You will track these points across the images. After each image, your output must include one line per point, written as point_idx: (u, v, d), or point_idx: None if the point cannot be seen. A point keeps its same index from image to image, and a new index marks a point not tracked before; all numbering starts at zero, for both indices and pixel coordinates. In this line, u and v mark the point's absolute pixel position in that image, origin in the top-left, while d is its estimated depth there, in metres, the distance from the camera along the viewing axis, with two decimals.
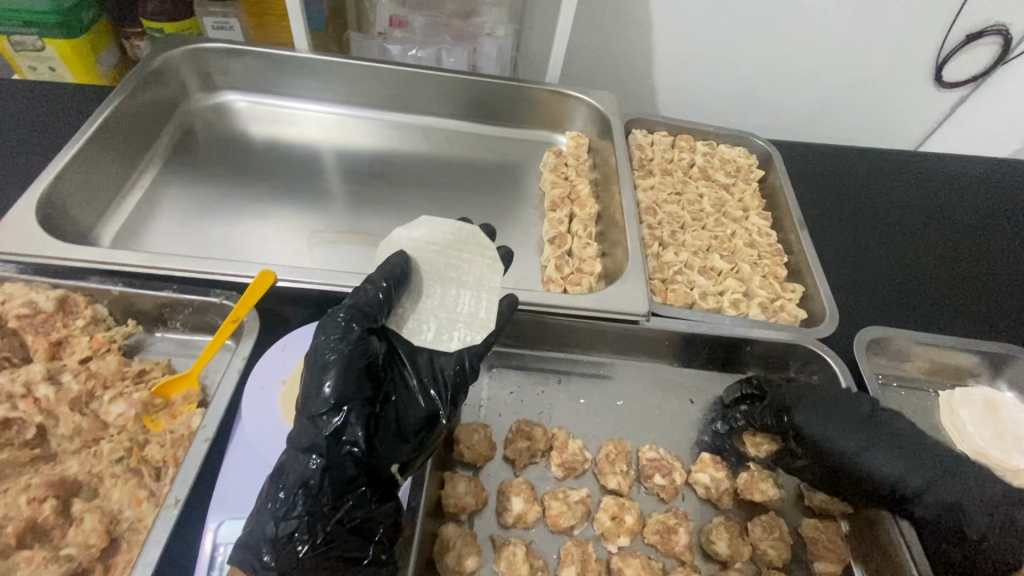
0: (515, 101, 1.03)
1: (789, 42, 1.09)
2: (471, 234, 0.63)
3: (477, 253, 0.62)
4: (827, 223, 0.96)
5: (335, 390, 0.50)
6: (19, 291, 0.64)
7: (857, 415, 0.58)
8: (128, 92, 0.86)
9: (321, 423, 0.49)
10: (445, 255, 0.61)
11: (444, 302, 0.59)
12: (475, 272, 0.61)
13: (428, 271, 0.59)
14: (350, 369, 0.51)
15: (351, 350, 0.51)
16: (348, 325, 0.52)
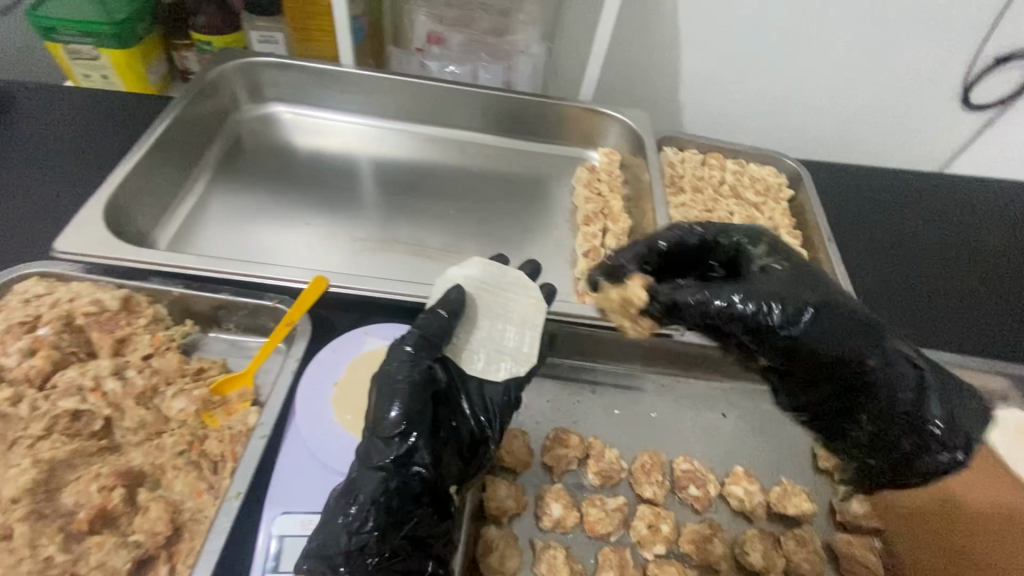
0: (549, 119, 1.06)
1: (818, 64, 1.11)
2: (518, 277, 0.69)
3: (522, 291, 0.68)
4: (856, 244, 0.98)
5: (403, 414, 0.54)
6: (87, 290, 0.67)
7: (804, 281, 0.55)
8: (187, 103, 0.91)
9: (389, 443, 0.53)
10: (493, 294, 0.67)
11: (493, 336, 0.65)
12: (520, 310, 0.67)
13: (479, 308, 0.65)
14: (418, 396, 0.55)
15: (415, 375, 0.56)
16: (412, 352, 0.57)
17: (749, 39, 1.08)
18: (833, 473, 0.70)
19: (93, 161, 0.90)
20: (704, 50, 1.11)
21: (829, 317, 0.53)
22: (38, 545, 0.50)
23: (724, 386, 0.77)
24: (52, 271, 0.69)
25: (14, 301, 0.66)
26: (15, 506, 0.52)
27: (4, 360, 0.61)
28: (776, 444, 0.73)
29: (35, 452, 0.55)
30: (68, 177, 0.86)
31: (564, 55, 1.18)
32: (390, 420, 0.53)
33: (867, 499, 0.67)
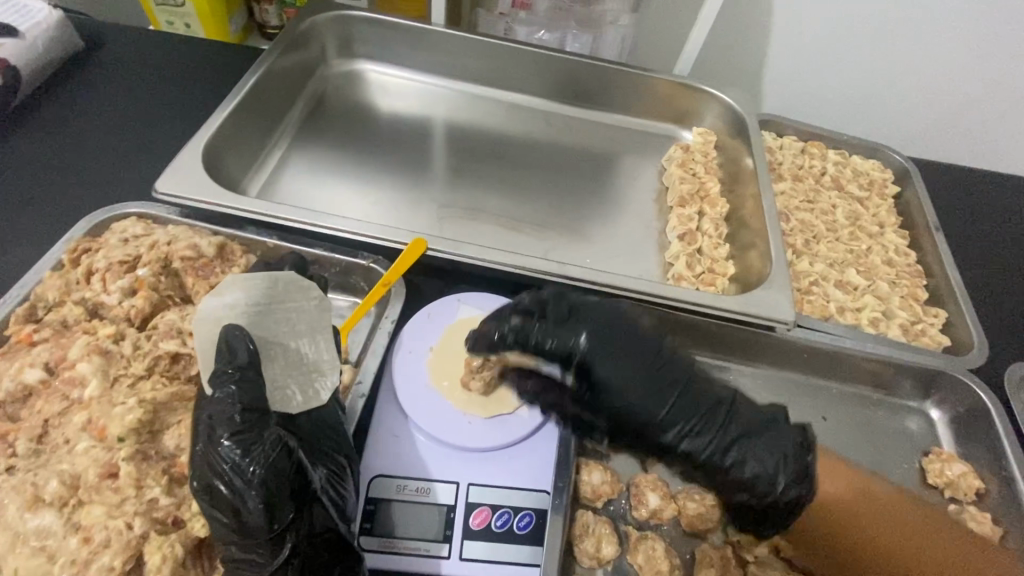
0: (640, 93, 1.02)
1: (938, 51, 1.01)
2: (290, 280, 0.56)
3: (300, 297, 0.55)
4: (967, 249, 0.91)
5: (262, 510, 0.44)
6: (184, 234, 0.66)
7: (619, 363, 0.57)
8: (280, 53, 0.90)
9: (269, 540, 0.45)
10: (272, 310, 0.54)
11: (290, 360, 0.53)
12: (307, 316, 0.55)
13: (264, 335, 0.52)
14: (275, 484, 0.45)
15: (273, 457, 0.45)
16: (238, 447, 0.45)
17: (864, 19, 1.00)
18: (942, 490, 0.66)
19: (183, 107, 0.89)
20: (809, 29, 1.03)
21: (625, 390, 0.57)
22: (145, 485, 0.48)
23: (821, 385, 0.74)
24: (149, 213, 0.69)
25: (114, 239, 0.65)
26: (121, 444, 0.50)
27: (105, 297, 0.60)
28: (877, 453, 0.69)
29: (138, 390, 0.54)
30: (160, 122, 0.86)
31: (655, 27, 1.12)
32: (252, 521, 0.44)
33: (986, 520, 0.62)
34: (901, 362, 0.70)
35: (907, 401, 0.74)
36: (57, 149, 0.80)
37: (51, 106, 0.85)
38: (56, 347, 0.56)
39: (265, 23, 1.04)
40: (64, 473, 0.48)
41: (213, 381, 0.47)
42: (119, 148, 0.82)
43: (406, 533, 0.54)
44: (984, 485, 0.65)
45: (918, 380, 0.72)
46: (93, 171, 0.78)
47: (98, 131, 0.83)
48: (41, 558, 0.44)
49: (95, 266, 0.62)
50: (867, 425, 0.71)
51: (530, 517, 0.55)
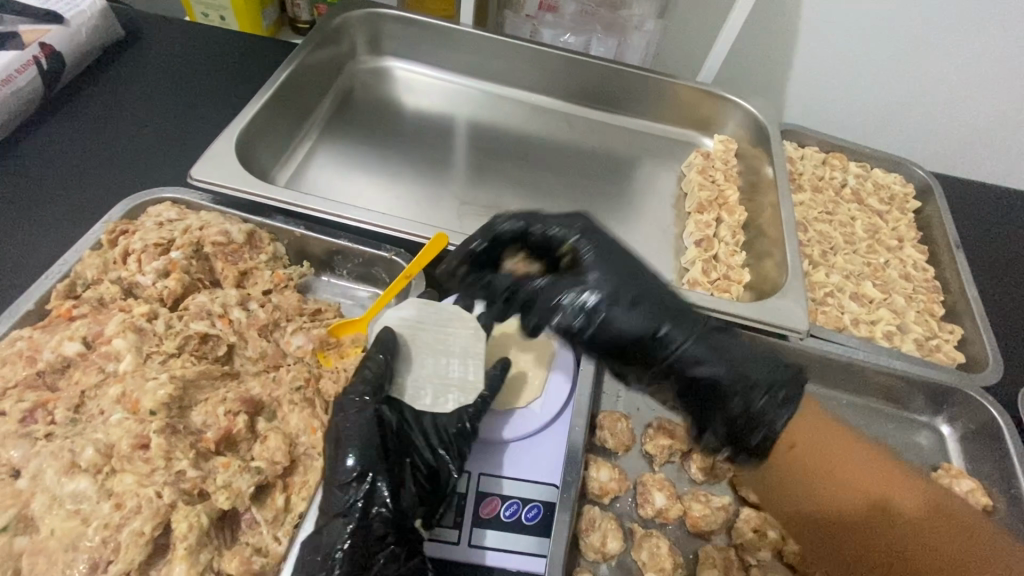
0: (662, 98, 1.02)
1: (967, 65, 1.01)
2: (455, 309, 0.65)
3: (461, 324, 0.64)
4: (987, 268, 0.90)
5: (359, 456, 0.52)
6: (215, 221, 0.68)
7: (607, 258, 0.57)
8: (312, 48, 0.93)
9: (347, 488, 0.51)
10: (433, 329, 0.63)
11: (436, 370, 0.61)
12: (461, 339, 0.63)
13: (419, 344, 0.62)
14: (374, 441, 0.53)
15: (370, 428, 0.53)
16: (365, 402, 0.55)
17: (891, 33, 1.00)
18: None
19: (217, 97, 0.92)
20: (835, 39, 1.03)
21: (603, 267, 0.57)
22: (173, 457, 0.51)
23: (833, 396, 0.74)
24: (182, 199, 0.72)
25: (148, 222, 0.67)
26: (152, 418, 0.52)
27: (140, 277, 0.63)
28: None
29: (168, 368, 0.57)
30: (195, 111, 0.89)
31: (679, 33, 1.13)
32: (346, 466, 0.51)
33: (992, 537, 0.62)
34: (912, 376, 0.70)
35: (917, 416, 0.74)
36: (96, 134, 0.83)
37: (92, 92, 0.88)
38: (94, 323, 0.59)
39: (296, 18, 1.06)
40: (99, 442, 0.50)
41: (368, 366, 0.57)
42: (156, 135, 0.85)
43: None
44: (992, 503, 0.65)
45: (930, 396, 0.72)
46: (131, 156, 0.81)
47: (136, 118, 0.86)
48: (76, 520, 0.47)
49: (131, 247, 0.65)
50: (877, 437, 0.72)
51: (538, 509, 0.57)
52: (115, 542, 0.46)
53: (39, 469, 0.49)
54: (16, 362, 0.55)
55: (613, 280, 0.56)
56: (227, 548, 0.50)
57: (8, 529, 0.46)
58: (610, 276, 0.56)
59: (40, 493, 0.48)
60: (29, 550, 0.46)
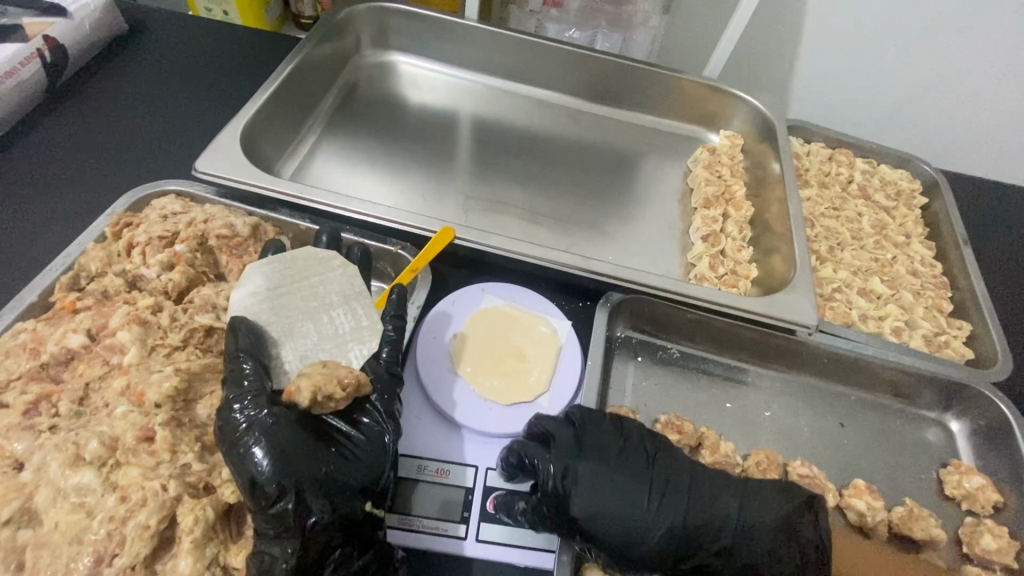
0: (667, 93, 1.02)
1: (975, 61, 1.00)
2: (300, 257, 0.62)
3: (324, 270, 0.62)
4: (994, 265, 0.90)
5: (273, 476, 0.47)
6: (220, 214, 0.68)
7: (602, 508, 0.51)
8: (317, 42, 0.92)
9: (273, 513, 0.47)
10: (296, 288, 0.60)
11: (321, 329, 0.59)
12: (335, 287, 0.61)
13: (289, 311, 0.59)
14: (283, 447, 0.48)
15: (275, 438, 0.49)
16: (251, 415, 0.50)
17: (898, 29, 0.99)
18: (959, 501, 0.66)
19: (221, 91, 0.91)
20: (842, 34, 1.02)
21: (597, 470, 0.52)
22: (179, 450, 0.50)
23: (841, 391, 0.74)
24: (187, 191, 0.71)
25: (153, 215, 0.67)
26: (158, 410, 0.52)
27: (144, 270, 0.62)
28: (894, 461, 0.69)
29: (173, 361, 0.56)
30: (198, 104, 0.88)
31: (684, 28, 1.12)
32: (264, 486, 0.47)
33: (1004, 534, 0.61)
34: (922, 371, 0.70)
35: (925, 412, 0.73)
36: (99, 126, 0.83)
37: (96, 85, 0.88)
38: (98, 316, 0.58)
39: (300, 13, 1.06)
40: (103, 435, 0.50)
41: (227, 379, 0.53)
42: (160, 128, 0.84)
43: (416, 511, 0.55)
44: (1001, 499, 0.65)
45: (939, 392, 0.71)
46: (135, 149, 0.81)
47: (139, 111, 0.86)
48: (80, 514, 0.46)
49: (135, 240, 0.64)
50: (886, 433, 0.71)
51: None
52: (120, 536, 0.45)
53: (42, 462, 0.48)
54: (20, 354, 0.55)
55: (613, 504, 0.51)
56: (233, 542, 0.50)
57: (11, 521, 0.46)
58: (599, 505, 0.50)
59: (44, 486, 0.47)
60: (33, 543, 0.45)
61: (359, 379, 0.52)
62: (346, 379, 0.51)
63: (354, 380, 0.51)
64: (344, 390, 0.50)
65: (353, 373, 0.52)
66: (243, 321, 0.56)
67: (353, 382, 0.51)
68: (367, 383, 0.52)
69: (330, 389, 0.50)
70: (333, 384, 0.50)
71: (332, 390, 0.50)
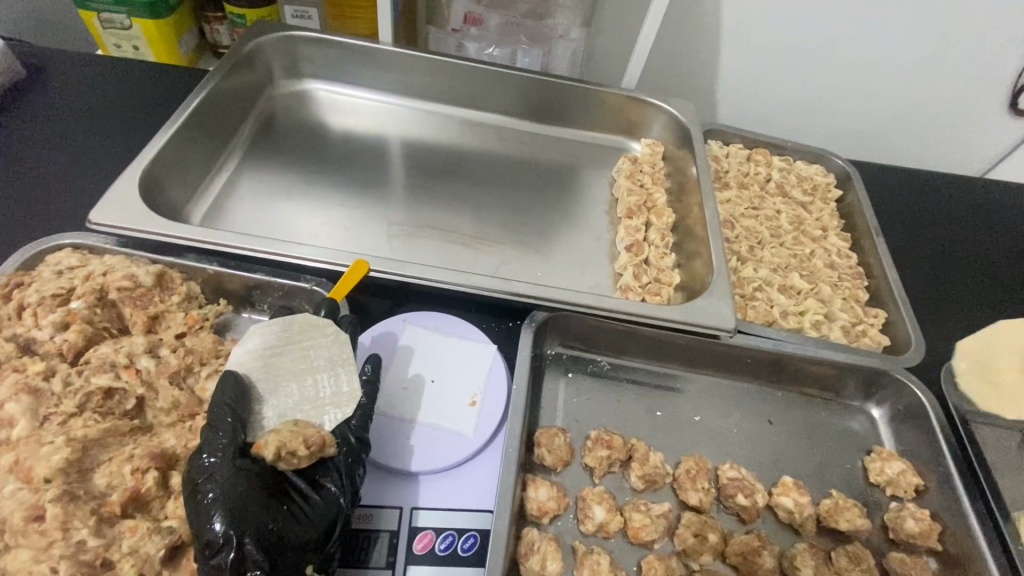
0: (590, 106, 1.03)
1: (871, 57, 1.05)
2: (304, 322, 0.61)
3: (317, 335, 0.60)
4: (905, 251, 0.94)
5: (221, 525, 0.46)
6: (121, 265, 0.65)
7: None
8: (224, 75, 0.89)
9: (215, 561, 0.45)
10: (288, 349, 0.59)
11: (304, 393, 0.56)
12: (325, 352, 0.59)
13: (278, 373, 0.58)
14: (236, 499, 0.47)
15: (230, 486, 0.47)
16: (216, 461, 0.49)
17: (799, 30, 1.03)
18: (884, 488, 0.68)
19: (126, 134, 0.87)
20: (750, 36, 1.06)
21: None
22: (71, 527, 0.47)
23: (766, 389, 0.75)
24: (85, 243, 0.68)
25: (47, 272, 0.64)
26: (48, 486, 0.49)
27: (37, 332, 0.59)
28: (822, 453, 0.71)
29: (68, 429, 0.53)
30: (102, 149, 0.85)
31: (602, 38, 1.14)
32: (212, 536, 0.46)
33: (924, 517, 0.64)
34: (839, 363, 0.72)
35: (850, 401, 0.75)
36: None
37: None
38: None
39: (217, 42, 1.05)
40: None
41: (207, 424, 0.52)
42: (59, 178, 0.80)
43: (371, 562, 0.53)
44: (922, 482, 0.67)
45: (860, 381, 0.74)
46: (31, 201, 0.77)
47: (35, 160, 0.82)
48: None
49: (26, 300, 0.61)
50: (813, 426, 0.73)
51: (475, 538, 0.55)
52: None
53: None
54: None
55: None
56: None
57: None
58: None
59: None
60: None
61: (326, 438, 0.51)
62: (312, 438, 0.50)
63: (320, 439, 0.50)
64: (308, 448, 0.50)
65: (320, 431, 0.51)
66: (233, 373, 0.56)
67: (318, 441, 0.50)
68: (333, 443, 0.51)
69: (293, 445, 0.49)
70: (299, 441, 0.49)
71: (296, 447, 0.49)
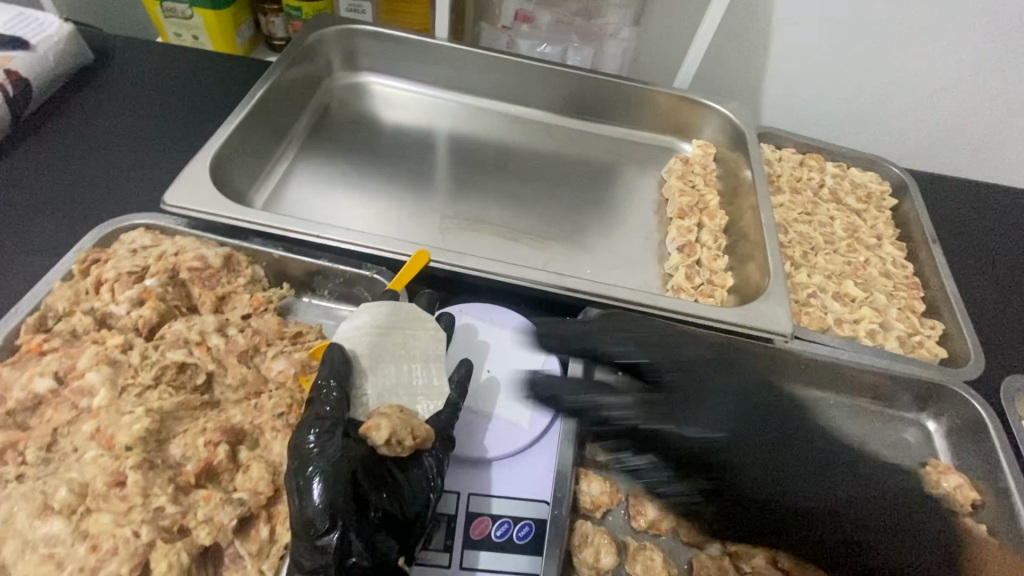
0: (640, 105, 1.03)
1: (930, 63, 1.03)
2: (410, 312, 0.62)
3: (419, 327, 0.62)
4: (962, 263, 0.91)
5: (326, 508, 0.47)
6: (192, 246, 0.67)
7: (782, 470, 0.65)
8: (286, 66, 0.92)
9: (318, 544, 0.47)
10: (392, 334, 0.61)
11: (399, 379, 0.59)
12: (424, 345, 0.61)
13: (381, 353, 0.60)
14: (341, 482, 0.49)
15: (336, 469, 0.49)
16: (324, 440, 0.51)
17: (856, 35, 1.02)
18: (939, 502, 0.66)
19: (191, 120, 0.90)
20: (806, 39, 1.04)
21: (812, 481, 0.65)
22: (151, 494, 0.49)
23: (818, 397, 0.74)
24: (157, 224, 0.70)
25: (122, 250, 0.66)
26: (129, 453, 0.51)
27: (114, 307, 0.62)
28: (875, 463, 0.70)
29: (144, 400, 0.55)
30: (170, 133, 0.88)
31: (652, 38, 1.13)
32: (316, 516, 0.47)
33: (982, 532, 0.62)
34: (896, 373, 0.71)
35: (904, 413, 0.74)
36: (64, 161, 0.81)
37: (62, 118, 0.87)
38: (65, 357, 0.57)
39: (272, 34, 1.07)
40: (72, 482, 0.49)
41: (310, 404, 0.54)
42: (128, 160, 0.83)
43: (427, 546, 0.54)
44: (979, 497, 0.66)
45: (916, 393, 0.72)
46: (103, 182, 0.80)
47: (107, 143, 0.85)
48: (50, 565, 0.45)
49: (104, 276, 0.63)
50: (863, 436, 0.72)
51: (530, 527, 0.56)
52: None
53: (9, 514, 0.47)
54: None
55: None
56: None
57: None
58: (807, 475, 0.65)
59: (12, 538, 0.46)
60: None
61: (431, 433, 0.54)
62: (419, 431, 0.53)
63: (426, 433, 0.53)
64: (415, 438, 0.53)
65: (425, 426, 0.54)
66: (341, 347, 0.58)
67: (424, 434, 0.53)
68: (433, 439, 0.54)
69: (403, 435, 0.52)
70: (407, 431, 0.52)
71: (404, 437, 0.52)
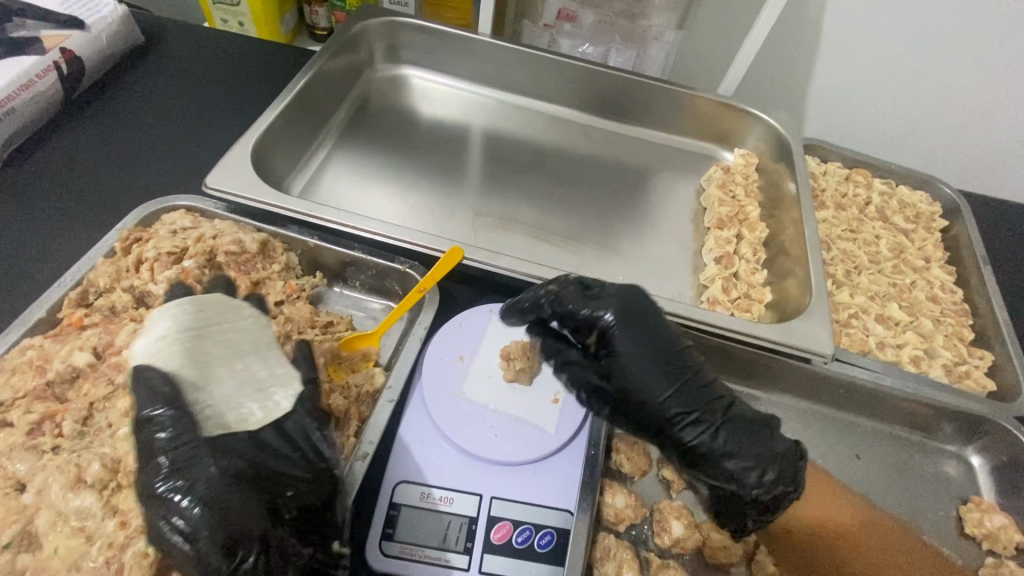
0: (683, 111, 1.01)
1: (993, 80, 0.98)
2: (212, 303, 0.59)
3: (232, 316, 0.60)
4: (1014, 291, 0.87)
5: (217, 538, 0.44)
6: (229, 230, 0.67)
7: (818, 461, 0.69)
8: (330, 56, 0.92)
9: None
10: (204, 333, 0.57)
11: (238, 376, 0.56)
12: (245, 334, 0.59)
13: (204, 358, 0.55)
14: (219, 502, 0.46)
15: (208, 493, 0.46)
16: (177, 471, 0.47)
17: (915, 48, 0.97)
18: (980, 541, 0.63)
19: (234, 105, 0.91)
20: (860, 50, 1.00)
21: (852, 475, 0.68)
22: None
23: (854, 421, 0.72)
24: (197, 207, 0.71)
25: (162, 230, 0.67)
26: None
27: (152, 286, 0.63)
28: (911, 495, 0.67)
29: None
30: (212, 117, 0.89)
31: (697, 42, 1.11)
32: (208, 551, 0.44)
33: None
34: (941, 404, 0.67)
35: (945, 444, 0.71)
36: (110, 140, 0.83)
37: (111, 98, 0.89)
38: (104, 333, 0.59)
39: (315, 24, 1.07)
40: (105, 457, 0.50)
41: (143, 450, 0.48)
42: (171, 142, 0.85)
43: (447, 548, 0.53)
44: None
45: (960, 425, 0.69)
46: (146, 162, 0.81)
47: (152, 124, 0.86)
48: (79, 539, 0.46)
49: (144, 255, 0.64)
50: (902, 466, 0.69)
51: (552, 536, 0.54)
52: (118, 563, 0.45)
53: (44, 484, 0.48)
54: (25, 371, 0.54)
55: (654, 367, 0.58)
56: None
57: (10, 546, 0.45)
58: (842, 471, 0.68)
59: (44, 509, 0.47)
60: (32, 567, 0.45)
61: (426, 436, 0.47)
62: None
63: None
64: None
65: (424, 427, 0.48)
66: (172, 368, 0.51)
67: None
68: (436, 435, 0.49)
69: None
70: None
71: None
